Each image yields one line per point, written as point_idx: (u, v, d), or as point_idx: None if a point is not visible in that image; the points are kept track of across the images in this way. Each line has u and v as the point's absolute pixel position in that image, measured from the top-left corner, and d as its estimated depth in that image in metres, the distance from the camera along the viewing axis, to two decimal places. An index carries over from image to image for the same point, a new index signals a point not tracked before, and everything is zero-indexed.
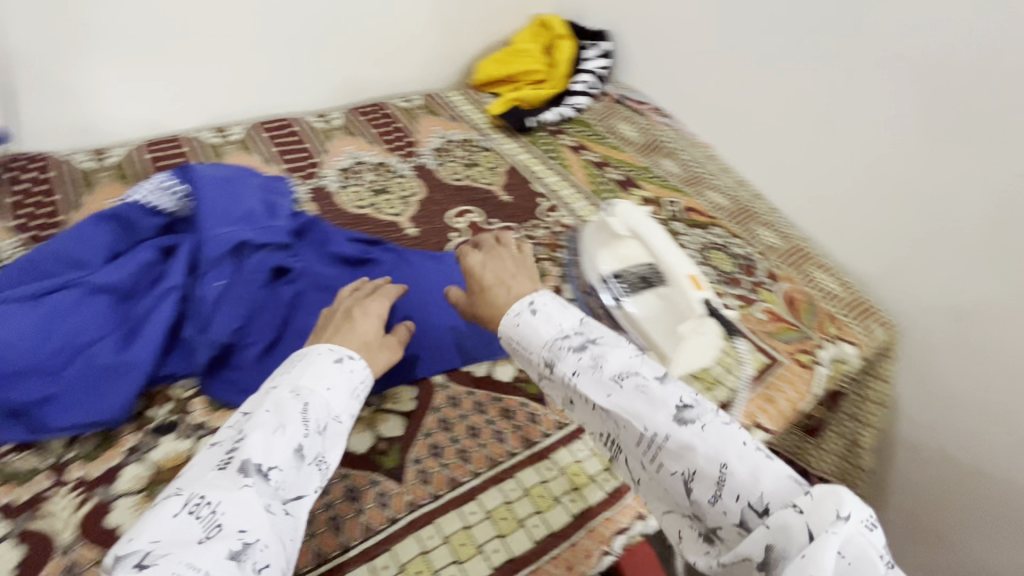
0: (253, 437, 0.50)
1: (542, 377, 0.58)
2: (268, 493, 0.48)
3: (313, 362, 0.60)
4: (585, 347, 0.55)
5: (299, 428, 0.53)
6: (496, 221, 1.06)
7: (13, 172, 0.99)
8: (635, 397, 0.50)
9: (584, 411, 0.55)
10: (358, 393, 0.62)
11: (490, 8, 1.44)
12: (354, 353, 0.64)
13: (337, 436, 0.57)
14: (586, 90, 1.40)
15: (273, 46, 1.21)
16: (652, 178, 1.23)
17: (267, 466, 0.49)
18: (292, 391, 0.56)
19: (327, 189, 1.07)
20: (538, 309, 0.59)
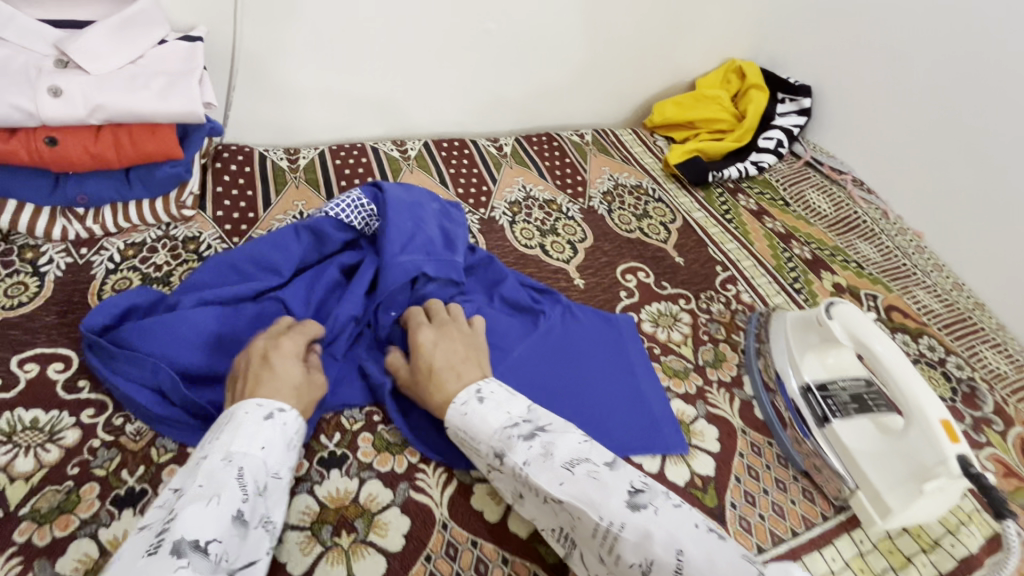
0: (186, 512, 0.46)
1: (494, 468, 0.60)
2: (209, 568, 0.44)
3: (243, 420, 0.55)
4: (533, 438, 0.58)
5: (238, 491, 0.49)
6: (668, 285, 0.97)
7: (221, 160, 1.04)
8: (586, 483, 0.53)
9: (535, 502, 0.58)
10: (297, 444, 0.58)
11: (680, 50, 1.36)
12: (285, 405, 0.59)
13: (277, 495, 0.54)
14: (774, 147, 1.28)
15: (463, 68, 1.20)
16: (845, 262, 1.07)
17: (204, 541, 0.45)
18: (223, 458, 0.51)
19: (496, 222, 1.04)
20: (486, 398, 0.62)
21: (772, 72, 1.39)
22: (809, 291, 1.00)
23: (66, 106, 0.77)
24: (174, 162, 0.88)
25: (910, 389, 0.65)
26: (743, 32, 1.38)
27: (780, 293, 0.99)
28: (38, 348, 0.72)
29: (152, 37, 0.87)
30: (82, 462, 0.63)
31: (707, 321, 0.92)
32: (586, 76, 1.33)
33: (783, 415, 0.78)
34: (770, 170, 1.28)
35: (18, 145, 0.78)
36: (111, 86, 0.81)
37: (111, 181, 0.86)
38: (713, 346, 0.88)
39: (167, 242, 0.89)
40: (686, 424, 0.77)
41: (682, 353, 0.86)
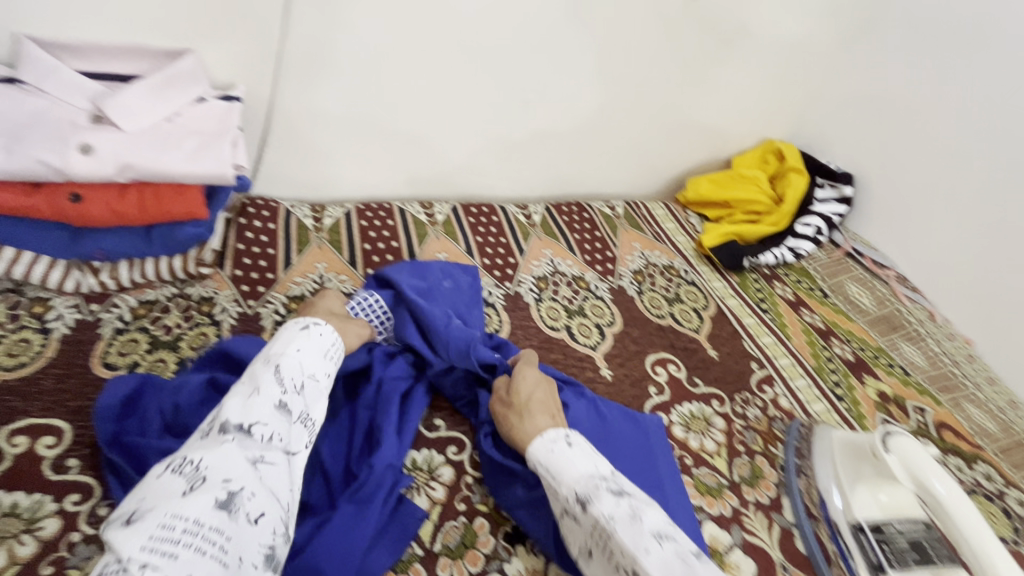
0: (230, 403, 0.52)
1: (568, 515, 0.58)
2: (255, 447, 0.50)
3: (280, 335, 0.63)
4: (622, 496, 0.55)
5: (276, 384, 0.56)
6: (701, 383, 0.91)
7: (245, 216, 1.02)
8: (674, 562, 0.49)
9: (607, 563, 0.55)
10: (332, 355, 0.66)
11: (717, 128, 1.34)
12: (319, 321, 0.68)
13: (317, 393, 0.60)
14: (813, 234, 1.24)
15: (498, 134, 1.19)
16: (889, 366, 1.01)
17: (248, 422, 0.51)
18: (264, 360, 0.59)
19: (522, 298, 0.99)
20: (574, 444, 0.62)
21: (811, 155, 1.37)
22: (852, 399, 0.93)
23: (94, 165, 0.76)
24: (197, 222, 0.85)
25: (977, 540, 0.58)
26: (782, 114, 1.37)
27: (820, 399, 0.92)
28: (32, 418, 0.68)
29: (190, 94, 0.87)
30: (58, 561, 0.57)
31: (743, 428, 0.85)
32: (621, 148, 1.31)
33: (829, 552, 0.71)
34: (807, 257, 1.25)
35: (41, 201, 0.76)
36: (144, 146, 0.79)
37: (130, 238, 0.83)
38: (749, 459, 0.81)
39: (180, 302, 0.86)
40: (720, 554, 0.69)
41: (715, 466, 0.79)
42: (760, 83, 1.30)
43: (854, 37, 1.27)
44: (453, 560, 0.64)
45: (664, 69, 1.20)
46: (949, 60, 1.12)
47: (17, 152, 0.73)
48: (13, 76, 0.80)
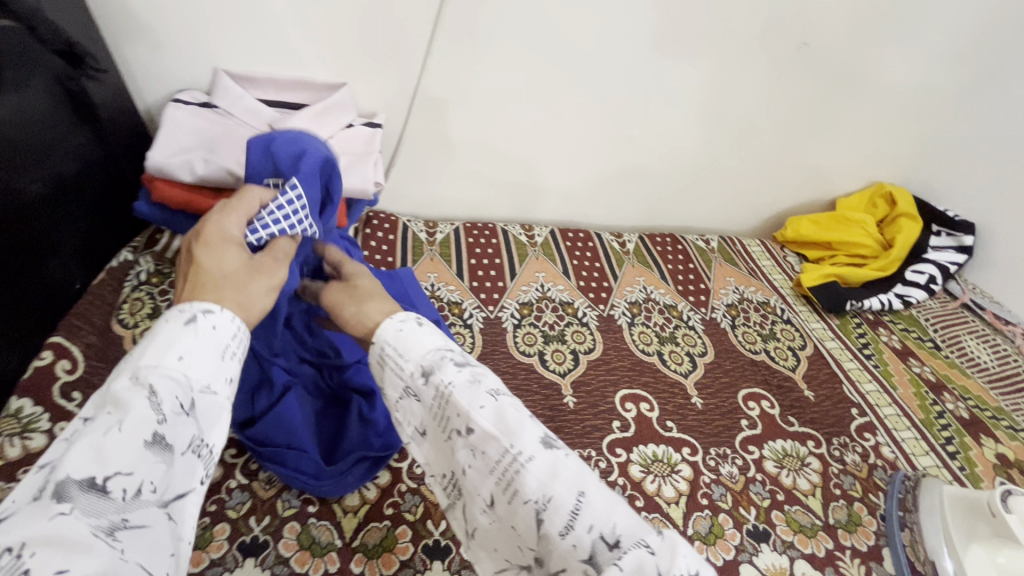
0: (76, 446, 0.33)
1: (406, 394, 0.46)
2: (112, 510, 0.32)
3: (159, 332, 0.40)
4: (467, 363, 0.45)
5: (151, 410, 0.36)
6: (796, 423, 0.90)
7: (370, 227, 1.15)
8: (505, 411, 0.41)
9: (439, 440, 0.45)
10: (235, 353, 0.44)
11: (823, 168, 1.33)
12: (212, 305, 0.44)
13: (214, 410, 0.41)
14: (925, 283, 1.19)
15: (600, 165, 1.25)
16: (1012, 430, 0.94)
17: (102, 477, 0.32)
18: (130, 373, 0.37)
19: (615, 321, 1.04)
20: (424, 319, 0.49)
21: (925, 202, 1.32)
22: (966, 458, 0.88)
23: None
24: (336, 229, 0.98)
25: None
26: (894, 157, 1.33)
27: (929, 455, 0.88)
28: None
29: (342, 121, 1.01)
30: (219, 501, 0.68)
31: (840, 472, 0.83)
32: (718, 183, 1.33)
33: None
34: (917, 306, 1.19)
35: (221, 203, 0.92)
36: None
37: None
38: (847, 504, 0.79)
39: None
40: None
41: (809, 506, 0.78)
42: (873, 126, 1.27)
43: (983, 83, 1.22)
44: None
45: (772, 111, 1.21)
46: None
47: (214, 163, 0.90)
48: (211, 102, 0.98)
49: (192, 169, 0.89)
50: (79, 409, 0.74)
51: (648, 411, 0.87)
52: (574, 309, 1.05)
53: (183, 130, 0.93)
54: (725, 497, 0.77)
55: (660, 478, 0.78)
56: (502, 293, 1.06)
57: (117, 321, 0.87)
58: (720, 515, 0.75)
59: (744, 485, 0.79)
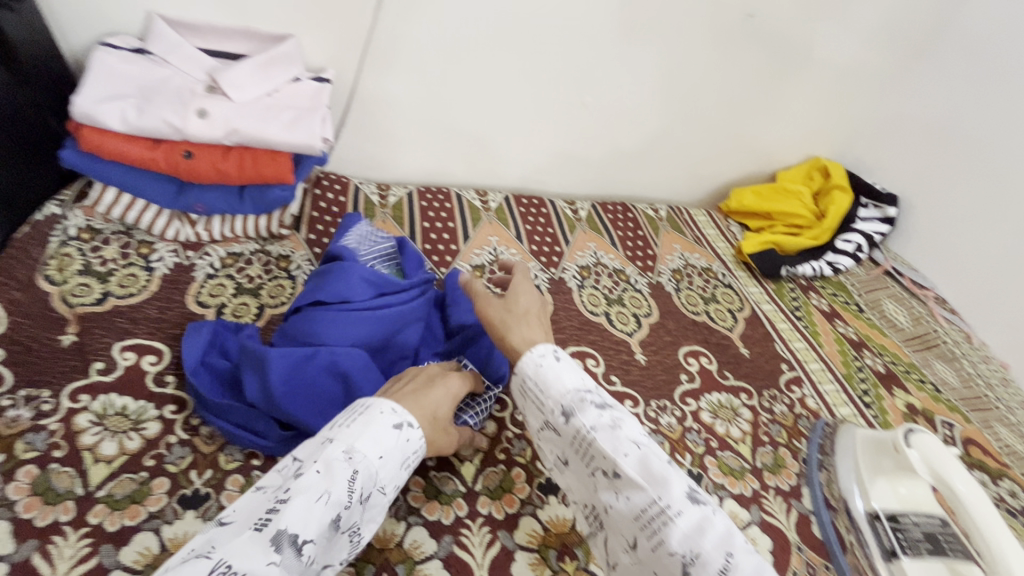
0: (296, 503, 0.43)
1: (548, 426, 0.54)
2: (297, 570, 0.42)
3: (373, 420, 0.52)
4: (605, 407, 0.52)
5: (345, 494, 0.47)
6: (731, 377, 0.96)
7: (320, 187, 1.12)
8: (655, 465, 0.47)
9: (582, 474, 0.52)
10: (409, 463, 0.54)
11: (765, 142, 1.39)
12: (415, 422, 0.55)
13: (374, 506, 0.52)
14: (853, 251, 1.27)
15: (553, 133, 1.26)
16: (921, 382, 1.03)
17: (304, 538, 0.42)
18: (346, 453, 0.48)
19: (565, 284, 1.06)
20: (562, 356, 0.57)
21: (857, 175, 1.40)
22: (880, 408, 0.96)
23: (207, 127, 0.87)
24: (284, 186, 0.95)
25: (991, 531, 0.61)
26: (831, 134, 1.40)
27: (848, 404, 0.95)
28: (138, 338, 0.79)
29: (288, 73, 0.97)
30: (157, 456, 0.66)
31: (768, 421, 0.89)
32: (669, 155, 1.36)
33: (844, 539, 0.74)
34: (845, 272, 1.28)
35: (159, 154, 0.88)
36: (248, 114, 0.91)
37: (225, 195, 0.94)
38: (773, 449, 0.85)
39: (261, 256, 0.96)
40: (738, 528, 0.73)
41: (739, 451, 0.84)
42: (812, 103, 1.33)
43: (909, 65, 1.30)
44: (492, 499, 0.70)
45: (720, 84, 1.25)
46: (1002, 94, 1.15)
47: (147, 112, 0.85)
48: (144, 48, 0.92)
49: (123, 117, 0.84)
50: (2, 366, 0.70)
51: (594, 366, 0.91)
52: (526, 272, 1.06)
53: (114, 77, 0.87)
54: (663, 445, 0.81)
55: None
56: (455, 256, 1.07)
57: (43, 277, 0.82)
58: None
59: (681, 434, 0.84)
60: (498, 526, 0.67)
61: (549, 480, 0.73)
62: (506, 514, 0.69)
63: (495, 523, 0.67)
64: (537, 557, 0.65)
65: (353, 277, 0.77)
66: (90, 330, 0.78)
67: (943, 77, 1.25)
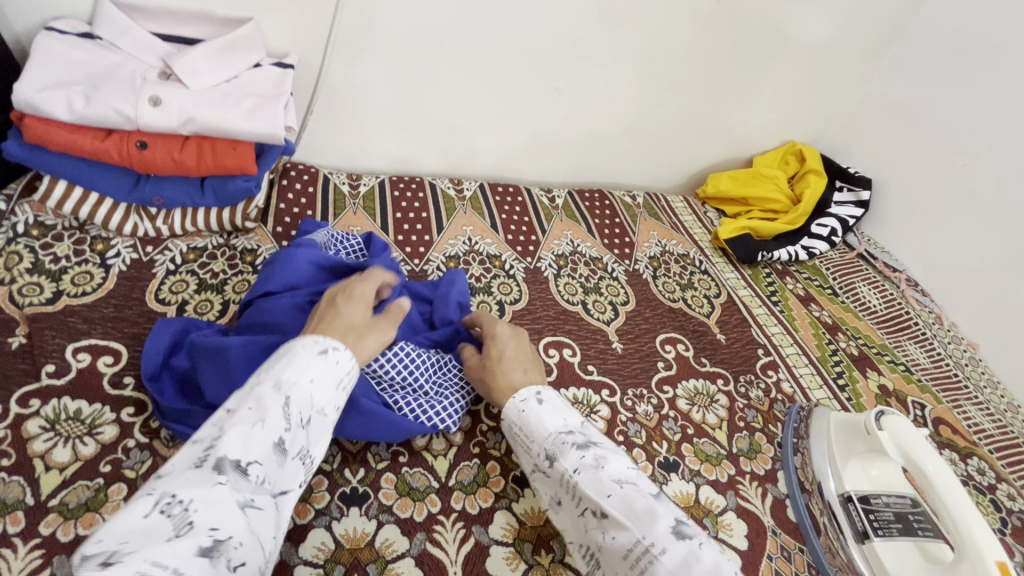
0: (230, 434, 0.45)
1: (541, 469, 0.62)
2: (244, 490, 0.43)
3: (298, 350, 0.53)
4: (588, 448, 0.60)
5: (281, 420, 0.48)
6: (708, 363, 0.96)
7: (287, 177, 1.08)
8: (634, 503, 0.54)
9: (574, 513, 0.59)
10: (345, 385, 0.56)
11: (742, 127, 1.38)
12: (340, 343, 0.56)
13: (323, 428, 0.53)
14: (827, 235, 1.28)
15: (528, 120, 1.23)
16: (893, 363, 1.04)
17: (244, 462, 0.44)
18: (273, 384, 0.49)
19: (541, 273, 1.05)
20: (544, 399, 0.65)
21: (832, 159, 1.41)
22: (853, 390, 0.97)
23: (161, 116, 0.83)
24: (247, 177, 0.92)
25: (960, 513, 0.62)
26: (806, 118, 1.40)
27: (822, 388, 0.96)
28: (93, 338, 0.75)
29: (248, 60, 0.93)
30: (115, 461, 0.64)
31: (745, 407, 0.90)
32: (646, 141, 1.35)
33: (818, 522, 0.74)
34: (820, 256, 1.28)
35: (111, 145, 0.83)
36: (206, 101, 0.86)
37: (185, 187, 0.90)
38: (749, 434, 0.85)
39: (225, 250, 0.93)
40: (714, 514, 0.73)
41: (715, 437, 0.84)
42: (788, 86, 1.33)
43: (882, 49, 1.30)
44: (466, 494, 0.68)
45: (695, 68, 1.23)
46: (971, 78, 1.16)
47: (96, 100, 0.80)
48: (93, 34, 0.87)
49: (70, 106, 0.80)
50: None
51: (570, 356, 0.90)
52: (501, 262, 1.04)
53: (61, 64, 0.83)
54: (639, 433, 0.81)
55: None
56: (428, 247, 1.04)
57: None
58: (634, 450, 0.79)
59: (657, 422, 0.84)
60: (472, 520, 0.66)
61: (524, 472, 0.72)
62: (481, 508, 0.67)
63: (469, 517, 0.66)
64: (512, 551, 0.64)
65: (298, 260, 0.76)
66: (40, 331, 0.74)
67: (916, 59, 1.25)
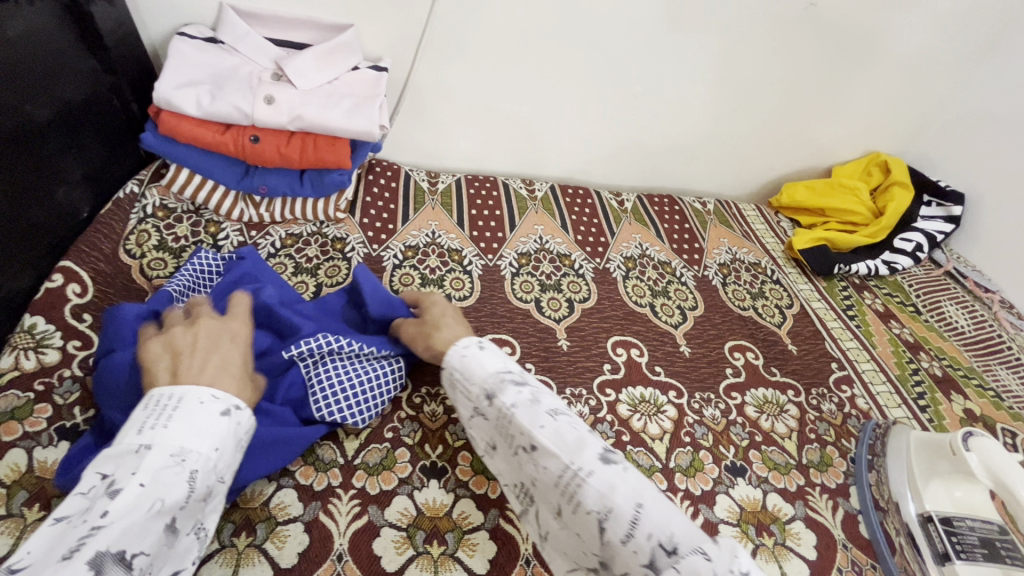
0: (119, 524, 0.43)
1: (481, 412, 0.62)
2: None
3: (195, 414, 0.51)
4: (524, 386, 0.61)
5: (180, 497, 0.47)
6: (778, 372, 0.95)
7: (373, 173, 1.16)
8: (565, 431, 0.55)
9: (509, 454, 0.60)
10: (242, 444, 0.56)
11: (823, 136, 1.34)
12: (242, 402, 0.56)
13: (217, 496, 0.53)
14: (912, 250, 1.23)
15: (604, 125, 1.25)
16: (981, 388, 0.99)
17: (130, 554, 0.43)
18: (174, 455, 0.48)
19: (610, 274, 1.07)
20: (485, 346, 0.66)
21: (919, 172, 1.34)
22: (935, 412, 0.93)
23: (273, 113, 0.92)
24: (342, 171, 0.99)
25: None
26: (892, 127, 1.35)
27: (901, 407, 0.93)
28: None
29: (348, 63, 1.01)
30: None
31: (816, 419, 0.88)
32: (719, 149, 1.34)
33: (894, 540, 0.72)
34: (903, 272, 1.24)
35: (228, 139, 0.93)
36: (312, 100, 0.95)
37: (288, 179, 0.99)
38: (820, 447, 0.84)
39: (319, 238, 1.00)
40: (782, 522, 0.73)
41: (785, 447, 0.83)
42: (874, 94, 1.28)
43: (983, 58, 1.23)
44: None
45: (775, 76, 1.21)
46: None
47: (220, 98, 0.90)
48: (217, 38, 0.97)
49: (199, 102, 0.90)
50: (90, 330, 0.77)
51: (638, 356, 0.91)
52: (571, 261, 1.07)
53: (191, 66, 0.93)
54: (706, 437, 0.81)
55: (646, 417, 0.82)
56: (501, 243, 1.08)
57: (125, 251, 0.88)
58: (701, 452, 0.79)
59: (725, 427, 0.84)
60: None
61: None
62: None
63: None
64: None
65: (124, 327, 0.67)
66: None
67: None
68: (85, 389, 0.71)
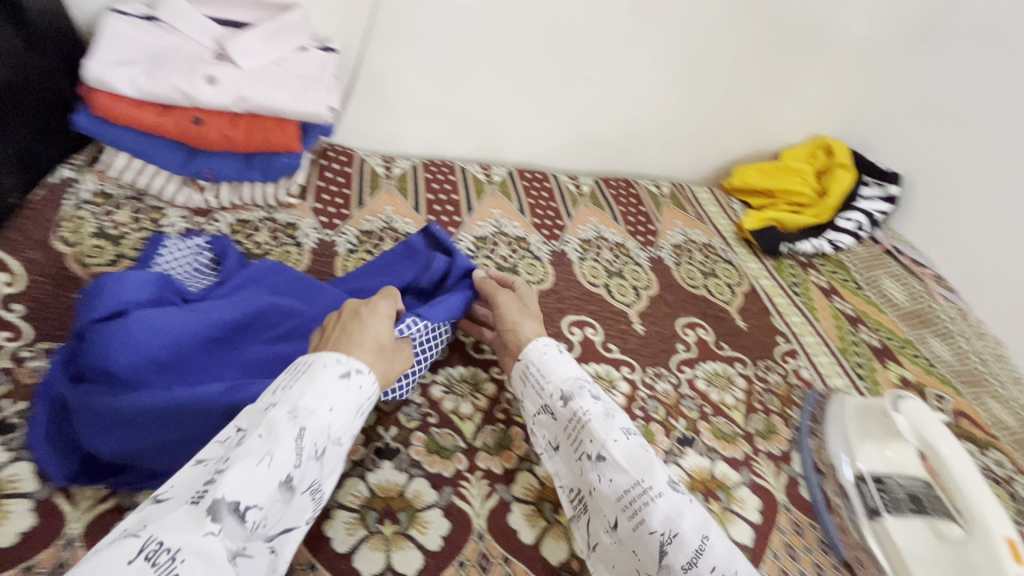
0: (236, 469, 0.43)
1: (552, 411, 0.67)
2: (240, 537, 0.42)
3: (322, 378, 0.52)
4: (600, 400, 0.66)
5: (294, 456, 0.47)
6: (727, 347, 0.98)
7: (326, 158, 1.13)
8: (638, 451, 0.60)
9: (571, 455, 0.64)
10: (363, 411, 0.56)
11: (770, 120, 1.39)
12: (364, 366, 0.56)
13: (333, 459, 0.53)
14: (854, 229, 1.28)
15: (558, 108, 1.26)
16: (914, 357, 1.05)
17: (245, 505, 0.42)
18: (291, 413, 0.48)
19: (566, 256, 1.08)
20: (564, 353, 0.72)
21: (860, 154, 1.40)
22: (872, 380, 0.98)
23: (215, 93, 0.89)
24: (291, 154, 0.97)
25: (971, 491, 0.64)
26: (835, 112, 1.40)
27: (841, 376, 0.97)
28: None
29: (295, 43, 0.98)
30: None
31: (762, 390, 0.91)
32: (673, 134, 1.37)
33: (831, 501, 0.76)
34: (846, 250, 1.29)
35: (169, 120, 0.89)
36: (255, 81, 0.92)
37: (234, 163, 0.96)
38: (765, 416, 0.87)
39: (268, 223, 0.97)
40: (728, 487, 0.76)
41: (732, 418, 0.86)
42: (818, 79, 1.33)
43: (916, 46, 1.29)
44: (491, 455, 0.73)
45: (724, 60, 1.24)
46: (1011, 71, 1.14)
47: (158, 78, 0.87)
48: (153, 16, 0.93)
49: (133, 82, 0.86)
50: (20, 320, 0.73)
51: (592, 334, 0.93)
52: (528, 244, 1.08)
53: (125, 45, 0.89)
54: (658, 410, 0.84)
55: None
56: (458, 227, 1.08)
57: (58, 237, 0.84)
58: (652, 424, 0.81)
59: (676, 400, 0.86)
60: (497, 480, 0.70)
61: None
62: (505, 468, 0.72)
63: (495, 475, 0.71)
64: (533, 509, 0.68)
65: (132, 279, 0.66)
66: None
67: (954, 53, 1.23)
68: (13, 380, 0.67)
